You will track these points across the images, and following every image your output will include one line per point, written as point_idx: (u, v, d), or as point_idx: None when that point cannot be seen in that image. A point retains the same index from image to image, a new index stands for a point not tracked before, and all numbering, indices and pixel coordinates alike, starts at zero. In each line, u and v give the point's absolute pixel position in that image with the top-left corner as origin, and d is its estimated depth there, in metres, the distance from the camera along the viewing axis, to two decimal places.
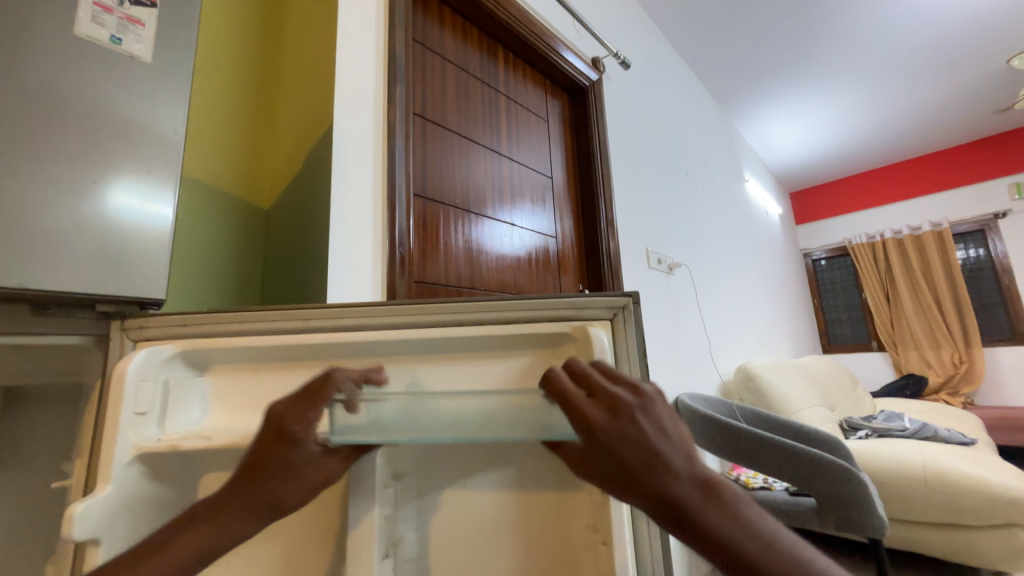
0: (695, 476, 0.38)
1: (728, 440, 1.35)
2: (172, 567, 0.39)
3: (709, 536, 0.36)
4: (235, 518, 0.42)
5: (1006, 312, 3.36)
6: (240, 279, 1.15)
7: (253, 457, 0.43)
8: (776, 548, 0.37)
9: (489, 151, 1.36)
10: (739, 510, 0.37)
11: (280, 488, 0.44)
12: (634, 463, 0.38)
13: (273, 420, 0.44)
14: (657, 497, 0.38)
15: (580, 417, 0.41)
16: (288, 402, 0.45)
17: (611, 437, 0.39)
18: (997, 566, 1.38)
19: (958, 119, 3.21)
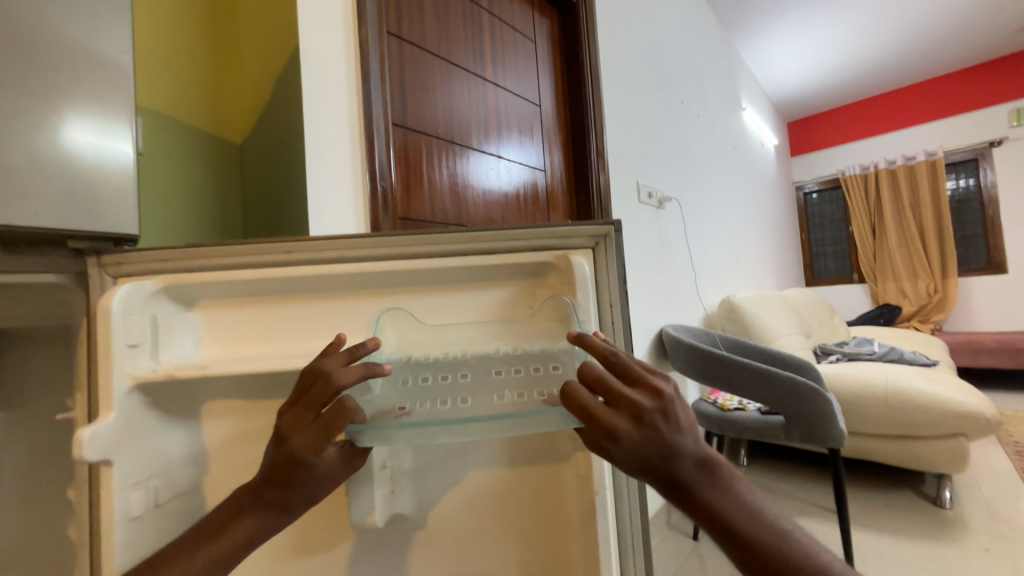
0: (702, 463, 0.42)
1: (707, 367, 1.46)
2: (220, 553, 0.44)
3: (707, 509, 0.41)
4: (270, 514, 0.46)
5: (986, 243, 3.44)
6: (217, 218, 1.11)
7: (273, 469, 0.44)
8: (761, 518, 0.42)
9: (472, 76, 1.27)
10: (729, 483, 0.42)
11: (306, 491, 0.46)
12: (652, 461, 0.40)
13: (282, 442, 0.44)
14: (667, 481, 0.41)
15: (604, 428, 0.40)
16: (295, 421, 0.44)
17: (632, 444, 0.40)
18: (940, 469, 1.55)
19: (969, 39, 3.03)
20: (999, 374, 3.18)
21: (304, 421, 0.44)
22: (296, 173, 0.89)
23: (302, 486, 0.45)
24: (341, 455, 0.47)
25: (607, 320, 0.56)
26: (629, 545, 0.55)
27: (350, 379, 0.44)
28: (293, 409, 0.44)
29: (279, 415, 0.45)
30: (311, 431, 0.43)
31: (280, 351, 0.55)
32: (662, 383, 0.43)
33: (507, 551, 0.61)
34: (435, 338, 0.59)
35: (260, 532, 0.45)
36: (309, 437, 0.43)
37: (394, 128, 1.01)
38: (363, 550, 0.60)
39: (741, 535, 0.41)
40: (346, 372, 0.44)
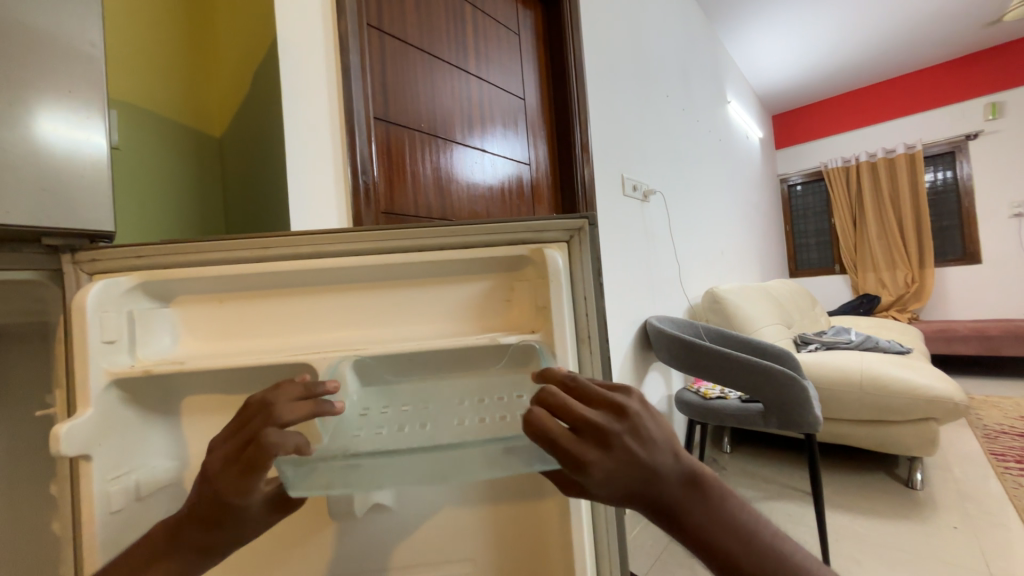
0: (684, 478, 0.41)
1: (689, 356, 1.50)
2: None
3: (695, 528, 0.41)
4: (190, 555, 0.45)
5: (962, 233, 3.53)
6: (197, 212, 1.10)
7: (197, 509, 0.44)
8: (754, 536, 0.41)
9: (456, 70, 1.27)
10: (716, 496, 0.42)
11: (228, 534, 0.46)
12: (628, 484, 0.40)
13: (211, 479, 0.44)
14: (649, 501, 0.41)
15: (573, 456, 0.40)
16: (222, 465, 0.44)
17: (605, 470, 0.40)
18: (912, 452, 1.61)
19: (946, 34, 3.10)
20: (972, 360, 3.29)
21: (233, 460, 0.44)
22: (278, 168, 0.88)
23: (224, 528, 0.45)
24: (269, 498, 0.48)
25: (581, 313, 0.58)
26: (602, 525, 0.58)
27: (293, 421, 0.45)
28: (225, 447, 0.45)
29: (204, 460, 0.44)
30: (236, 473, 0.43)
31: (263, 345, 0.56)
32: (626, 400, 0.43)
33: (486, 538, 0.62)
34: (410, 333, 0.59)
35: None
36: (235, 478, 0.43)
37: (375, 122, 1.01)
38: (348, 537, 0.62)
39: (734, 556, 0.40)
40: (286, 415, 0.45)
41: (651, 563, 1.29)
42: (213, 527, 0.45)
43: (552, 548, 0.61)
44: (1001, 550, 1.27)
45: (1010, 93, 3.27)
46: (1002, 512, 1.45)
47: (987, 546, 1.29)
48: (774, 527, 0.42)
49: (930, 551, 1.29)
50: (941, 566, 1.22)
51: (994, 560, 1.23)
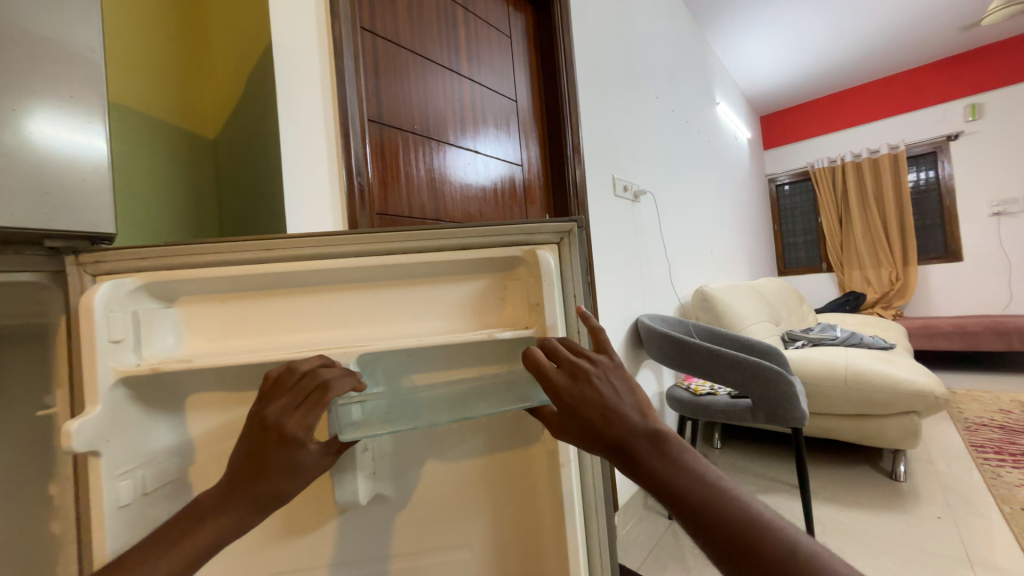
0: (647, 429, 0.45)
1: (679, 352, 1.53)
2: (192, 553, 0.45)
3: (654, 474, 0.43)
4: (241, 509, 0.48)
5: (944, 232, 3.62)
6: (190, 215, 1.10)
7: (253, 457, 0.49)
8: (720, 495, 0.41)
9: (448, 71, 1.28)
10: (680, 453, 0.44)
11: (280, 484, 0.50)
12: (591, 416, 0.47)
13: (272, 425, 0.50)
14: (613, 443, 0.46)
15: (547, 382, 0.51)
16: (284, 409, 0.50)
17: (572, 395, 0.49)
18: (895, 445, 1.65)
19: (927, 37, 3.17)
20: (953, 356, 3.38)
21: (292, 407, 0.51)
22: (273, 171, 0.89)
23: (278, 475, 0.50)
24: (320, 453, 0.53)
25: (573, 311, 0.59)
26: (593, 512, 0.59)
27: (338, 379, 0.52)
28: (282, 397, 0.51)
29: (263, 409, 0.51)
30: (300, 415, 0.50)
31: (265, 343, 0.57)
32: (602, 356, 0.52)
33: (481, 526, 0.64)
34: (407, 331, 0.61)
35: (230, 531, 0.47)
36: (299, 418, 0.50)
37: (369, 123, 1.02)
38: (348, 529, 0.63)
39: (692, 506, 0.41)
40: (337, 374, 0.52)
41: (644, 556, 1.31)
42: (269, 473, 0.49)
43: (544, 534, 0.64)
44: (979, 538, 1.32)
45: (988, 95, 3.36)
46: (980, 502, 1.50)
47: (966, 535, 1.34)
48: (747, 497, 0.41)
49: (912, 540, 1.33)
50: (921, 555, 1.27)
51: (972, 549, 1.27)
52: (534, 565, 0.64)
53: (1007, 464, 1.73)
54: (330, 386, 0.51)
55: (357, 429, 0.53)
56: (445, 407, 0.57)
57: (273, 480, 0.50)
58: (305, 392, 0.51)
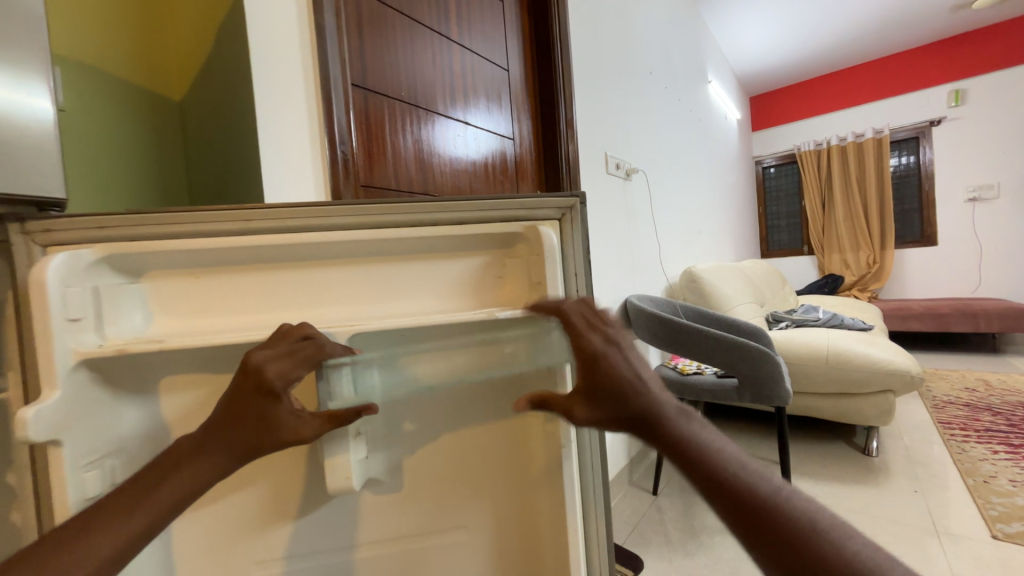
0: (667, 398, 0.47)
1: (668, 334, 1.49)
2: (163, 507, 0.40)
3: (673, 437, 0.44)
4: (217, 457, 0.44)
5: (920, 216, 3.71)
6: (150, 186, 1.01)
7: (232, 403, 0.46)
8: (738, 463, 0.41)
9: (437, 35, 1.20)
10: (701, 429, 0.45)
11: (255, 435, 0.47)
12: (620, 379, 0.49)
13: (252, 370, 0.46)
14: (637, 406, 0.47)
15: (581, 341, 0.51)
16: (266, 354, 0.47)
17: (605, 358, 0.50)
18: (870, 421, 1.71)
19: (919, 19, 3.14)
20: (922, 336, 3.51)
21: (278, 354, 0.47)
22: (248, 136, 0.82)
23: (255, 425, 0.47)
24: (298, 411, 0.49)
25: (574, 290, 0.57)
26: (592, 495, 0.58)
27: (337, 346, 0.50)
28: (270, 347, 0.48)
29: (247, 353, 0.47)
30: (285, 363, 0.47)
31: (245, 323, 0.53)
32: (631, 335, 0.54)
33: (478, 506, 0.63)
34: (401, 310, 0.57)
35: (202, 483, 0.43)
36: (284, 366, 0.47)
37: (352, 89, 0.95)
38: (337, 516, 0.60)
39: (709, 467, 0.41)
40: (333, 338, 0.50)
41: (629, 532, 1.34)
42: (246, 424, 0.46)
43: (540, 518, 0.63)
44: (946, 508, 1.38)
45: (973, 80, 3.40)
46: (947, 475, 1.57)
47: (933, 506, 1.39)
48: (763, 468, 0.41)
49: (884, 512, 1.39)
50: (891, 526, 1.32)
51: (938, 519, 1.33)
52: (529, 550, 0.63)
53: (971, 439, 1.82)
54: (323, 346, 0.49)
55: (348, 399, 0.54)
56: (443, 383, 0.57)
57: (248, 432, 0.46)
58: (295, 345, 0.48)
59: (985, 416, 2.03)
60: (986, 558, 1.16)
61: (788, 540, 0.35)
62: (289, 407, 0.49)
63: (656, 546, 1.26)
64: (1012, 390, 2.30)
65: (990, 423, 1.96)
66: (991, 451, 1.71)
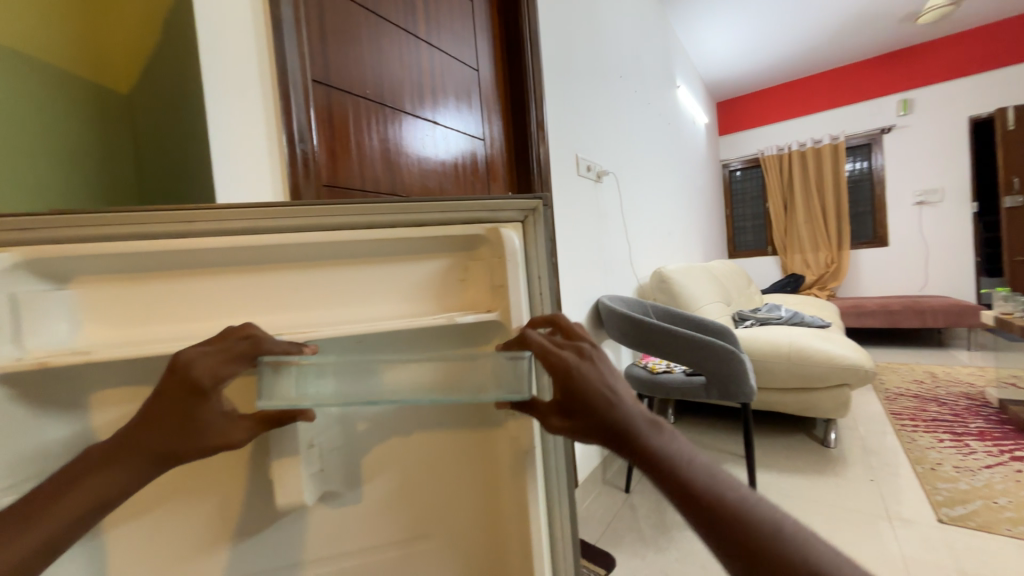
0: (638, 409, 0.47)
1: (637, 333, 1.54)
2: (67, 517, 0.39)
3: (646, 451, 0.44)
4: (131, 466, 0.42)
5: (873, 219, 3.92)
6: (93, 186, 0.94)
7: (156, 404, 0.44)
8: (708, 473, 0.42)
9: (404, 33, 1.18)
10: (673, 439, 0.45)
11: (178, 441, 0.45)
12: (591, 397, 0.47)
13: (180, 368, 0.43)
14: (608, 423, 0.47)
15: (550, 361, 0.49)
16: (199, 352, 0.44)
17: (575, 377, 0.48)
18: (828, 414, 1.79)
19: (870, 32, 3.33)
20: (876, 332, 3.71)
21: (212, 352, 0.44)
22: (198, 131, 0.78)
23: (180, 431, 0.45)
24: (227, 415, 0.48)
25: (537, 293, 0.57)
26: (556, 499, 0.58)
27: (278, 343, 0.46)
28: (205, 343, 0.45)
29: (178, 349, 0.44)
30: (217, 360, 0.44)
31: (187, 331, 0.50)
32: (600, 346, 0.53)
33: (440, 515, 0.62)
34: (360, 315, 0.55)
35: (112, 493, 0.41)
36: (215, 364, 0.44)
37: (314, 85, 0.91)
38: (295, 529, 0.58)
39: (681, 480, 0.41)
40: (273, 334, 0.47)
41: (602, 530, 1.35)
42: (168, 429, 0.44)
43: (505, 523, 0.62)
44: (897, 495, 1.46)
45: (918, 91, 3.63)
46: (898, 463, 1.66)
47: (886, 493, 1.47)
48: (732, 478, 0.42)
49: (842, 500, 1.45)
50: (849, 514, 1.38)
51: (891, 505, 1.40)
52: (495, 555, 0.62)
53: (920, 428, 1.93)
54: (261, 342, 0.46)
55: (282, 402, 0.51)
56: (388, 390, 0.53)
57: (171, 437, 0.44)
58: (233, 342, 0.45)
59: (931, 406, 2.16)
60: (933, 540, 1.22)
61: (756, 551, 0.36)
62: (220, 409, 0.47)
63: (628, 542, 1.28)
64: (955, 382, 2.46)
65: (936, 413, 2.08)
66: (937, 439, 1.82)
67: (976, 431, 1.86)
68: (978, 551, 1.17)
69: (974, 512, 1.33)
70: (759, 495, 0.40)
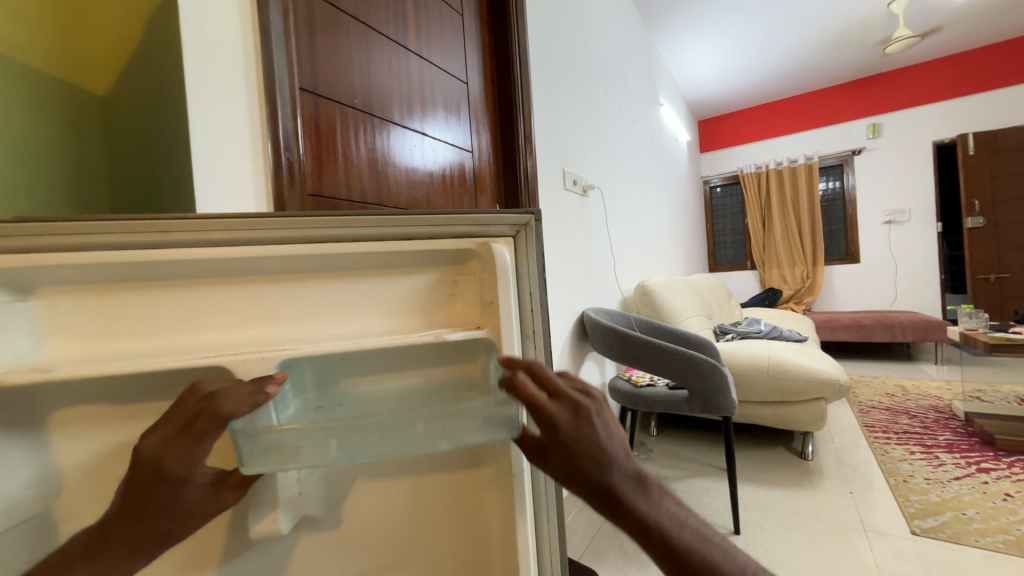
0: (634, 471, 0.46)
1: (622, 348, 1.55)
2: None
3: (641, 519, 0.44)
4: (121, 552, 0.45)
5: (845, 236, 4.07)
6: (62, 185, 0.89)
7: (131, 493, 0.44)
8: (699, 538, 0.44)
9: (394, 44, 1.18)
10: (660, 496, 0.45)
11: (165, 521, 0.46)
12: (586, 459, 0.45)
13: (147, 462, 0.43)
14: (603, 488, 0.45)
15: (544, 417, 0.46)
16: (162, 440, 0.44)
17: (571, 436, 0.46)
18: (806, 427, 1.82)
19: (841, 58, 3.49)
20: (849, 346, 3.83)
21: (175, 437, 0.44)
22: (178, 137, 0.76)
23: (163, 513, 0.45)
24: (211, 482, 0.48)
25: (527, 309, 0.57)
26: (544, 520, 0.59)
27: (239, 404, 0.44)
28: (162, 429, 0.44)
29: (137, 440, 0.43)
30: (185, 447, 0.44)
31: (163, 345, 0.48)
32: (594, 390, 0.49)
33: (426, 542, 0.60)
34: (346, 331, 0.54)
35: None
36: (183, 452, 0.44)
37: (302, 94, 0.90)
38: (268, 555, 0.55)
39: (677, 549, 0.43)
40: (234, 397, 0.45)
41: (585, 546, 1.33)
42: (150, 514, 0.45)
43: (492, 533, 0.61)
44: (872, 507, 1.49)
45: (885, 117, 3.81)
46: (873, 475, 1.70)
47: (862, 505, 1.50)
48: (721, 538, 0.44)
49: (820, 513, 1.47)
50: (826, 526, 1.40)
51: (865, 517, 1.42)
52: None
53: (892, 441, 1.98)
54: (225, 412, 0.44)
55: (263, 461, 0.48)
56: (381, 433, 0.50)
57: (155, 521, 0.45)
58: (191, 417, 0.44)
59: (903, 419, 2.22)
60: (906, 552, 1.25)
61: None
62: (202, 480, 0.47)
63: (612, 558, 1.27)
64: (925, 395, 2.54)
65: (907, 425, 2.15)
66: (908, 451, 1.88)
67: (945, 443, 1.93)
68: (949, 562, 1.20)
69: (944, 524, 1.37)
70: (744, 556, 0.43)
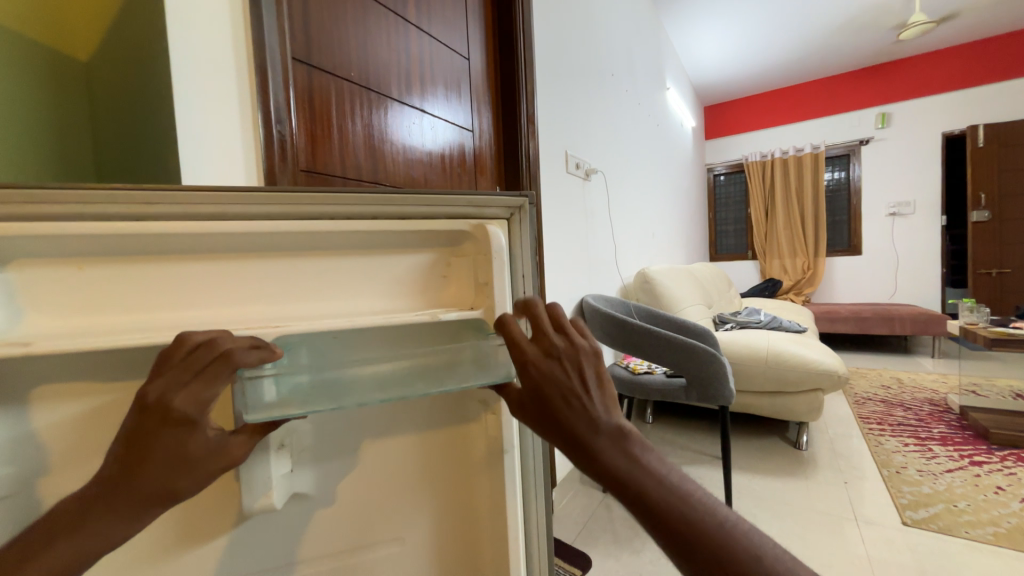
0: (609, 421, 0.43)
1: (619, 333, 1.53)
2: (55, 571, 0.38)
3: (608, 468, 0.41)
4: (119, 510, 0.41)
5: (849, 228, 4.04)
6: (39, 154, 0.84)
7: (135, 440, 0.41)
8: (677, 498, 0.39)
9: (393, 16, 1.13)
10: (639, 450, 0.42)
11: (169, 475, 0.43)
12: (555, 398, 0.44)
13: (154, 405, 0.41)
14: (572, 430, 0.43)
15: (518, 352, 0.47)
16: (170, 383, 0.42)
17: (540, 372, 0.45)
18: (801, 417, 1.82)
19: (853, 44, 3.39)
20: (846, 338, 3.83)
21: (183, 380, 0.42)
22: (162, 104, 0.72)
23: (167, 466, 0.42)
24: (221, 437, 0.46)
25: (521, 293, 0.55)
26: (532, 503, 0.61)
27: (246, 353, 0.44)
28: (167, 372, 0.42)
29: (143, 386, 0.42)
30: (193, 389, 0.43)
31: (148, 322, 0.46)
32: (582, 338, 0.48)
33: (420, 519, 0.61)
34: (336, 310, 0.52)
35: (103, 542, 0.40)
36: (191, 394, 0.42)
37: (293, 64, 0.86)
38: (257, 536, 0.54)
39: (647, 502, 0.39)
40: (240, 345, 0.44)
41: (578, 530, 1.34)
42: (155, 464, 0.42)
43: (481, 518, 0.63)
44: (864, 497, 1.49)
45: (896, 106, 3.74)
46: (865, 466, 1.70)
47: (854, 496, 1.50)
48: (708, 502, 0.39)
49: (813, 502, 1.48)
50: (818, 516, 1.40)
51: (857, 508, 1.43)
52: (468, 552, 0.63)
53: (886, 433, 1.99)
54: (232, 357, 0.43)
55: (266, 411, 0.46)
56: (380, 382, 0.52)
57: (158, 473, 0.42)
58: (196, 359, 0.43)
59: (897, 411, 2.23)
60: (896, 542, 1.26)
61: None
62: (210, 432, 0.45)
63: (604, 543, 1.27)
64: (920, 388, 2.55)
65: (902, 418, 2.15)
66: (901, 443, 1.88)
67: (939, 436, 1.93)
68: (939, 554, 1.20)
69: (935, 515, 1.37)
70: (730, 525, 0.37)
